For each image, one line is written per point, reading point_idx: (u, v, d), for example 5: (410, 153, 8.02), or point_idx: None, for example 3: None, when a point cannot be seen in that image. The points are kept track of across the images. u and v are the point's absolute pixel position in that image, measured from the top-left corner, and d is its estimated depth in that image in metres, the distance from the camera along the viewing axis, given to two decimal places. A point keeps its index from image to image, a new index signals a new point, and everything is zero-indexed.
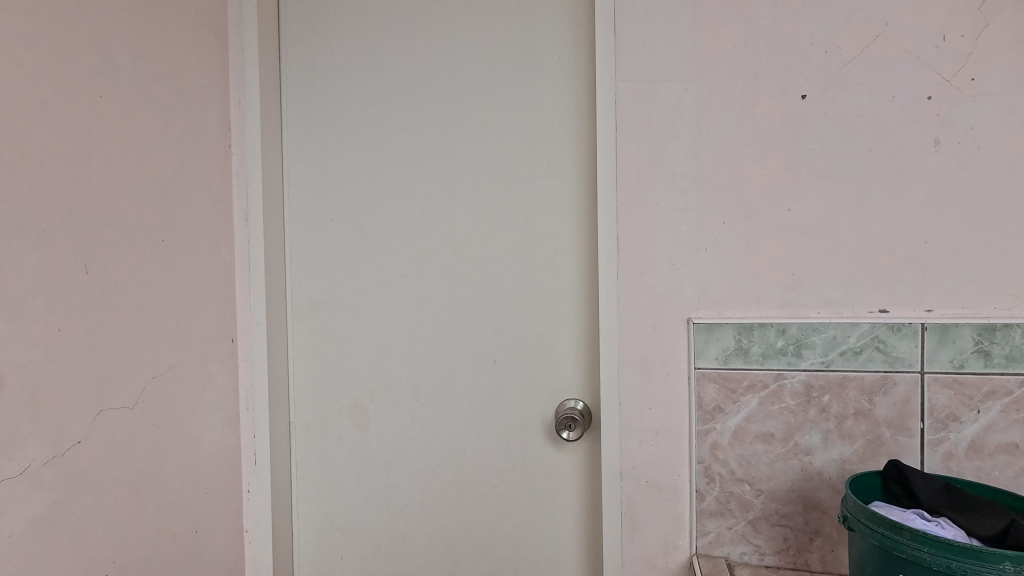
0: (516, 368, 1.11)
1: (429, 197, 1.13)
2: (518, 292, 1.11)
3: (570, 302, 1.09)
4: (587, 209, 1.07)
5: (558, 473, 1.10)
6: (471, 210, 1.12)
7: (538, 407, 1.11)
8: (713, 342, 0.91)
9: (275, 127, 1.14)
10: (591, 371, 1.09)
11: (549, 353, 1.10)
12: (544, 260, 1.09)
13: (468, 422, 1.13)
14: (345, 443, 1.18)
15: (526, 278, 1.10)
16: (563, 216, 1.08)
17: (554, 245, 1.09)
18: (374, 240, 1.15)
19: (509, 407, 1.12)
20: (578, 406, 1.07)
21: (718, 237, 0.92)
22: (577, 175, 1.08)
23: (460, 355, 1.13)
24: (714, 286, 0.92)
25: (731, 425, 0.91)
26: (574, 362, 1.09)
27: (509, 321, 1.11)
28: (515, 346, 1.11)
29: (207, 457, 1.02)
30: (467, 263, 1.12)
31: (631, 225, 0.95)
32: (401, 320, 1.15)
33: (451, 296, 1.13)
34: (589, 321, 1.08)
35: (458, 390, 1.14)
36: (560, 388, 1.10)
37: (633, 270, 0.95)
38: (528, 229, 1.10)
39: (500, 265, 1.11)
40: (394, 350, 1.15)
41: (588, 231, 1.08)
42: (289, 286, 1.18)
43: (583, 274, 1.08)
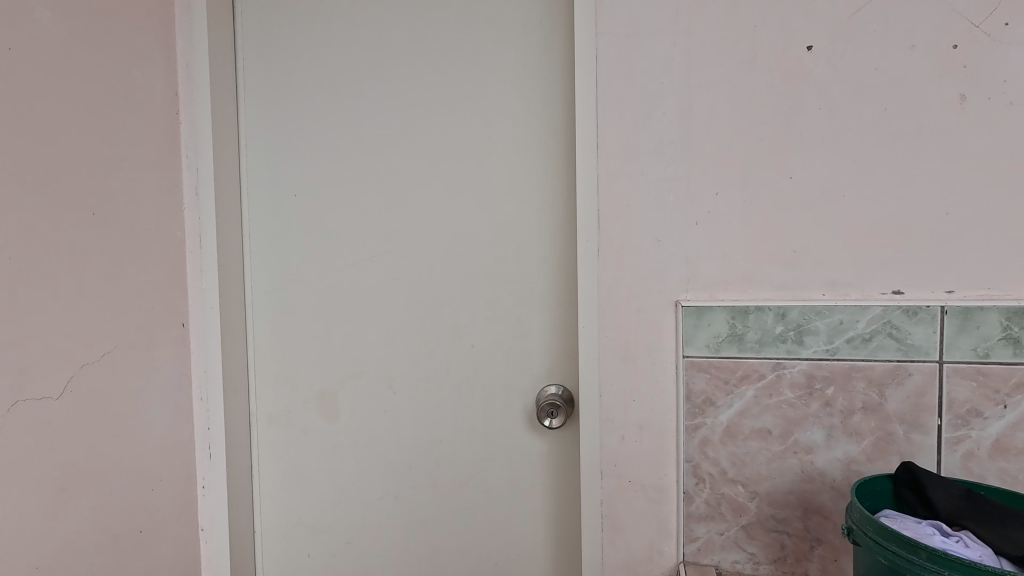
0: (491, 356, 1.02)
1: (397, 168, 1.04)
2: (493, 273, 1.01)
3: (549, 283, 0.99)
4: (568, 180, 0.97)
5: (536, 470, 1.02)
6: (442, 183, 1.02)
7: (515, 398, 1.02)
8: (704, 328, 0.81)
9: (229, 93, 1.04)
10: (572, 358, 1.00)
11: (527, 339, 1.01)
12: (521, 238, 1.00)
13: (440, 414, 1.05)
14: (309, 435, 1.09)
15: (501, 257, 1.01)
16: (542, 189, 0.99)
17: (532, 222, 0.99)
18: (337, 216, 1.06)
19: (484, 399, 1.03)
20: (556, 391, 0.99)
21: (711, 209, 0.82)
22: (557, 143, 0.98)
23: (431, 342, 1.04)
24: (706, 265, 0.82)
25: (723, 420, 0.81)
26: (554, 350, 1.00)
27: (483, 305, 1.02)
28: (490, 332, 1.02)
29: (153, 451, 0.94)
30: (438, 241, 1.03)
31: (613, 198, 0.85)
32: (368, 303, 1.06)
33: (421, 277, 1.04)
34: (571, 304, 0.99)
35: (430, 379, 1.05)
36: (538, 377, 1.01)
37: (615, 247, 0.85)
38: (504, 204, 1.00)
39: (474, 243, 1.02)
40: (361, 336, 1.07)
41: (569, 205, 0.98)
42: (248, 267, 1.09)
43: (563, 251, 0.98)
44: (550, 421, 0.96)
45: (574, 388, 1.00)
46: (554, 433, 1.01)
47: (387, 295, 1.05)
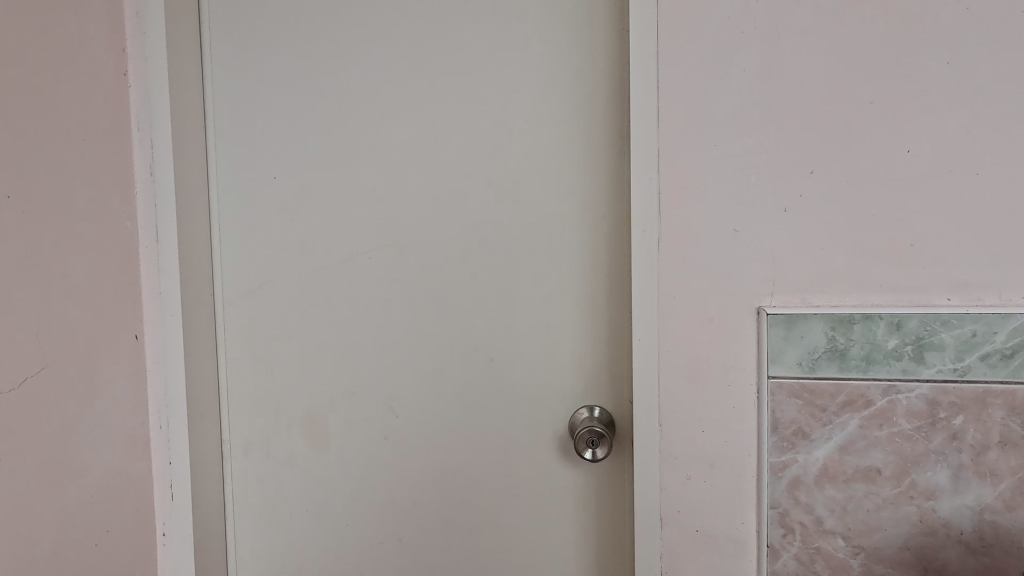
0: (515, 372, 0.85)
1: (399, 144, 0.85)
2: (517, 272, 0.84)
3: (586, 284, 0.82)
4: (609, 158, 0.80)
5: (571, 508, 0.85)
6: (455, 162, 0.84)
7: (545, 423, 0.85)
8: (795, 341, 0.65)
9: (187, 50, 0.84)
10: (613, 374, 0.83)
11: (559, 351, 0.84)
12: (552, 229, 0.82)
13: (454, 441, 0.87)
14: (292, 469, 0.90)
15: (527, 252, 0.83)
16: (576, 169, 0.81)
17: (565, 210, 0.82)
18: (325, 203, 0.87)
19: (507, 424, 0.86)
20: (593, 414, 0.82)
21: (805, 192, 0.64)
22: (596, 113, 0.80)
23: (443, 355, 0.86)
24: (795, 262, 0.65)
25: (819, 456, 0.65)
26: (591, 364, 0.83)
27: (506, 310, 0.84)
28: (514, 344, 0.85)
29: (98, 506, 0.73)
30: (451, 234, 0.85)
31: (678, 178, 0.67)
32: (363, 309, 0.88)
33: (430, 277, 0.86)
34: (612, 309, 0.82)
35: (441, 400, 0.87)
36: (573, 397, 0.84)
37: (681, 241, 0.67)
38: (531, 188, 0.82)
39: (494, 236, 0.84)
40: (356, 349, 0.88)
41: (610, 188, 0.80)
42: (217, 265, 0.90)
43: (604, 245, 0.81)
44: (592, 451, 0.79)
45: (614, 411, 0.83)
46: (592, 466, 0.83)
47: (388, 299, 0.87)
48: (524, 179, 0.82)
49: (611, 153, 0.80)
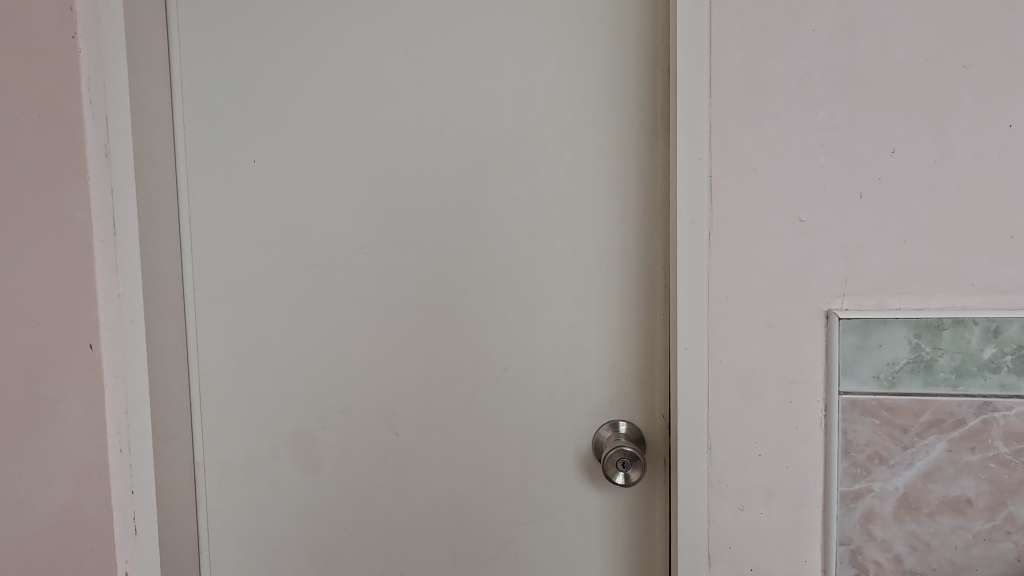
0: (532, 383, 0.74)
1: (399, 122, 0.74)
2: (535, 269, 0.73)
3: (614, 282, 0.72)
4: (640, 139, 0.70)
5: (597, 535, 0.75)
6: (464, 143, 0.73)
7: (567, 441, 0.75)
8: (872, 352, 0.55)
9: (147, 8, 0.71)
10: (643, 385, 0.73)
11: (583, 359, 0.73)
12: (575, 220, 0.72)
13: (463, 461, 0.76)
14: (275, 496, 0.79)
15: (547, 247, 0.73)
16: (603, 151, 0.71)
17: (590, 197, 0.71)
18: (314, 190, 0.76)
19: (524, 442, 0.75)
20: (618, 431, 0.72)
21: (885, 175, 0.55)
22: (627, 87, 0.70)
23: (449, 364, 0.76)
24: (871, 257, 0.55)
25: (899, 485, 0.55)
26: (619, 373, 0.73)
27: (522, 314, 0.74)
28: (532, 351, 0.74)
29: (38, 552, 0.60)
30: (459, 226, 0.74)
31: (734, 159, 0.57)
32: (358, 312, 0.76)
33: (436, 275, 0.75)
34: (643, 311, 0.72)
35: (448, 416, 0.76)
36: (598, 411, 0.74)
37: (736, 233, 0.57)
38: (550, 172, 0.72)
39: (508, 228, 0.73)
40: (350, 357, 0.77)
41: (641, 173, 0.70)
42: (186, 262, 0.78)
43: (635, 238, 0.71)
44: (624, 473, 0.68)
45: (644, 426, 0.73)
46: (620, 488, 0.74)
47: (387, 301, 0.76)
48: (543, 163, 0.72)
49: (643, 133, 0.70)
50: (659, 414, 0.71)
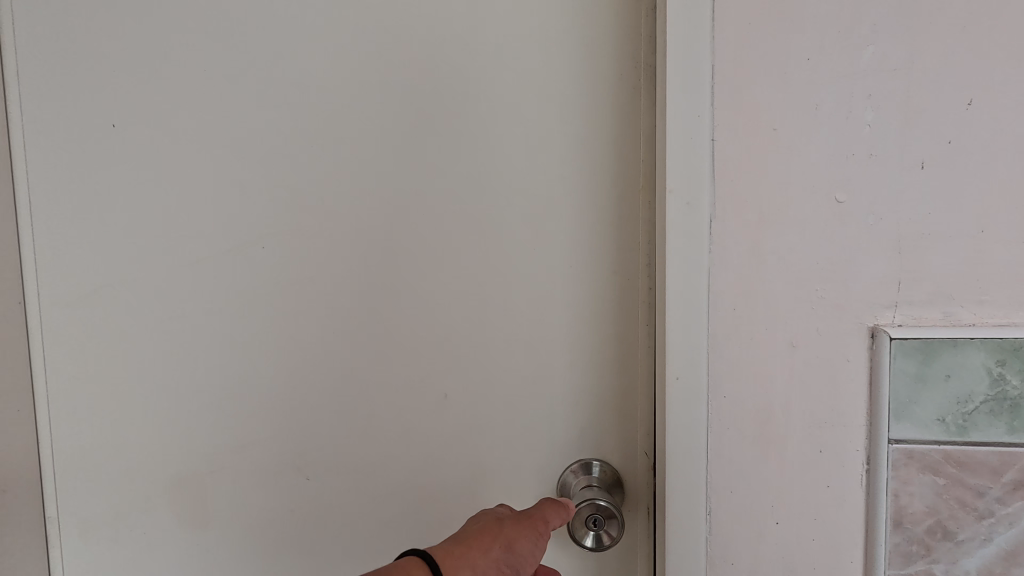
0: (481, 412, 0.58)
1: (305, 75, 0.56)
2: (484, 267, 0.57)
3: (584, 283, 0.56)
4: (618, 96, 0.54)
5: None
6: (389, 101, 0.56)
7: (526, 487, 0.59)
8: (937, 386, 0.40)
9: None
10: (621, 413, 0.57)
11: (544, 383, 0.57)
12: (534, 203, 0.55)
13: (393, 511, 0.60)
14: (156, 558, 0.62)
15: (499, 238, 0.56)
16: (570, 112, 0.54)
17: (554, 173, 0.55)
18: (193, 162, 0.58)
19: (473, 489, 0.59)
20: (591, 475, 0.57)
21: (957, 138, 0.39)
22: (599, 30, 0.53)
23: (375, 390, 0.59)
24: (937, 254, 0.39)
25: (969, 566, 0.41)
26: (591, 400, 0.57)
27: (467, 325, 0.57)
28: (481, 372, 0.58)
29: None
30: (385, 211, 0.57)
31: (746, 117, 0.41)
32: (256, 322, 0.59)
33: (356, 275, 0.58)
34: (621, 320, 0.56)
35: (373, 454, 0.59)
36: (565, 450, 0.58)
37: (749, 219, 0.41)
38: (503, 140, 0.55)
39: (449, 214, 0.56)
40: (247, 381, 0.60)
41: (620, 141, 0.54)
42: (28, 261, 0.60)
43: (610, 229, 0.55)
44: (597, 531, 0.53)
45: (622, 467, 0.57)
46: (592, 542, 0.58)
47: (293, 307, 0.59)
48: (493, 130, 0.55)
49: (622, 88, 0.53)
50: (641, 452, 0.55)
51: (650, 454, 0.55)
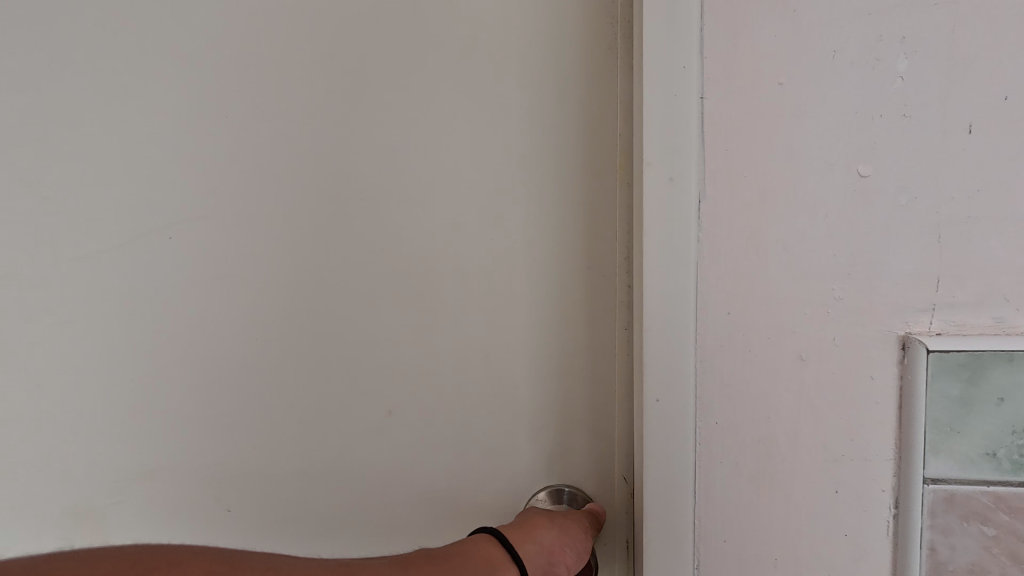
0: (434, 430, 0.50)
1: (224, 37, 0.48)
2: (433, 260, 0.48)
3: (552, 280, 0.47)
4: (591, 52, 0.45)
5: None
6: (321, 66, 0.47)
7: (486, 518, 0.50)
8: (988, 411, 0.31)
9: None
10: (597, 432, 0.48)
11: (507, 396, 0.48)
12: (492, 183, 0.47)
13: (334, 540, 0.52)
14: None
15: (451, 226, 0.47)
16: (533, 75, 0.45)
17: (516, 147, 0.46)
18: (99, 138, 0.50)
19: (425, 519, 0.51)
20: (562, 501, 0.48)
21: (1016, 94, 0.30)
22: None
23: (310, 404, 0.50)
24: (988, 242, 0.31)
25: None
26: (561, 416, 0.48)
27: (415, 328, 0.49)
28: (432, 383, 0.49)
29: None
30: (317, 193, 0.48)
31: (744, 68, 0.32)
32: (171, 324, 0.51)
33: (284, 270, 0.49)
34: (596, 323, 0.47)
35: (309, 476, 0.51)
36: (531, 476, 0.49)
37: (747, 199, 0.32)
38: (455, 110, 0.46)
39: (392, 198, 0.48)
40: (165, 392, 0.52)
41: (594, 109, 0.45)
42: None
43: (583, 215, 0.46)
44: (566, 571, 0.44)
45: (597, 494, 0.49)
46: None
47: (213, 307, 0.50)
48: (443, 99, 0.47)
49: (595, 45, 0.45)
50: (619, 476, 0.47)
51: (630, 479, 0.47)
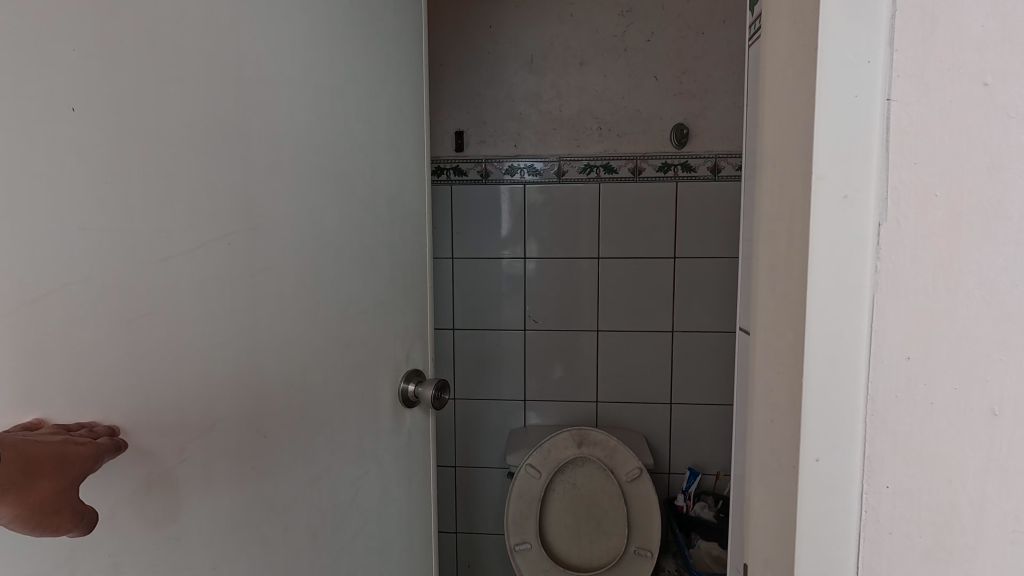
0: (353, 380, 0.62)
1: (219, 24, 0.43)
2: (329, 236, 0.57)
3: (380, 244, 0.66)
4: (391, 101, 0.67)
5: (403, 497, 0.73)
6: (280, 72, 0.50)
7: (371, 437, 0.65)
8: None
9: None
10: (397, 351, 0.70)
11: (361, 332, 0.63)
12: (374, 192, 0.64)
13: (290, 508, 0.53)
14: None
15: (341, 200, 0.58)
16: (371, 96, 0.63)
17: (368, 147, 0.63)
18: (58, 97, 0.33)
19: (338, 460, 0.60)
20: (409, 388, 0.72)
21: None
22: (384, 33, 0.65)
23: (244, 380, 0.48)
24: None
25: None
26: (387, 341, 0.68)
27: (319, 289, 0.56)
28: (337, 349, 0.59)
29: None
30: (296, 155, 0.52)
31: (954, 64, 0.26)
32: (139, 295, 0.38)
33: (273, 224, 0.50)
34: (398, 274, 0.70)
35: (266, 467, 0.50)
36: (380, 399, 0.67)
37: (936, 222, 0.27)
38: (342, 115, 0.58)
39: (311, 178, 0.54)
40: (89, 403, 0.36)
41: (391, 129, 0.68)
42: None
43: (392, 194, 0.68)
44: (441, 396, 0.74)
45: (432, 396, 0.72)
46: (411, 432, 0.74)
47: (154, 297, 0.39)
48: (335, 102, 0.57)
49: (393, 89, 0.68)
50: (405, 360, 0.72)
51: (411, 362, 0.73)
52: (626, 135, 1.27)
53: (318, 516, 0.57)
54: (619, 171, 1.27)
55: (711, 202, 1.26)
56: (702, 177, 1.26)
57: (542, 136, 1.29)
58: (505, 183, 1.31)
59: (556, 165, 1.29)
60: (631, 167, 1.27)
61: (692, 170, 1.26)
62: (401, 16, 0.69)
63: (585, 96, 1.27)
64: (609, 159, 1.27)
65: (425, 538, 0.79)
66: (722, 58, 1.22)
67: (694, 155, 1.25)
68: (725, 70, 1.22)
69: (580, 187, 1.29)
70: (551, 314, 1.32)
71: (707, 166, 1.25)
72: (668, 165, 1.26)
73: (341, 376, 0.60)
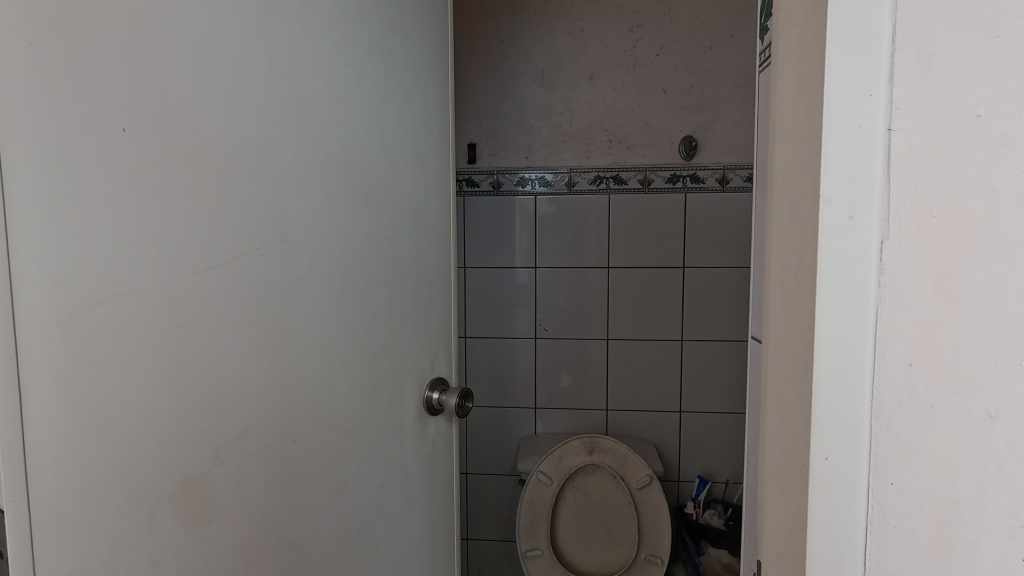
0: (380, 387, 0.65)
1: (259, 55, 0.47)
2: (358, 249, 0.60)
3: (406, 256, 0.69)
4: (418, 119, 0.71)
5: (426, 505, 0.75)
6: (315, 95, 0.53)
7: (396, 441, 0.68)
8: None
9: None
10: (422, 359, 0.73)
11: (387, 342, 0.66)
12: (399, 207, 0.67)
13: (318, 511, 0.56)
14: None
15: (369, 215, 0.62)
16: (398, 116, 0.67)
17: (396, 164, 0.66)
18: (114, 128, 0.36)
19: (365, 464, 0.62)
20: (434, 396, 0.74)
21: None
22: (411, 54, 0.69)
23: (276, 388, 0.50)
24: None
25: None
26: (412, 350, 0.71)
27: (347, 301, 0.59)
28: (364, 357, 0.62)
29: None
30: (328, 173, 0.55)
31: (948, 95, 0.29)
32: (181, 308, 0.42)
33: (307, 238, 0.53)
34: (424, 285, 0.73)
35: (295, 472, 0.53)
36: (405, 405, 0.69)
37: (934, 240, 0.29)
38: (372, 134, 0.62)
39: (342, 194, 0.57)
40: (137, 408, 0.39)
41: (419, 146, 0.71)
42: None
43: (418, 208, 0.71)
44: (465, 405, 0.77)
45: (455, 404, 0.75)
46: (435, 439, 0.76)
47: (194, 309, 0.42)
48: (365, 123, 0.61)
49: (419, 108, 0.71)
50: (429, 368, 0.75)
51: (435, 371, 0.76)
52: (635, 147, 1.30)
53: (344, 521, 0.60)
54: (629, 183, 1.30)
55: (720, 212, 1.28)
56: (711, 188, 1.28)
57: (554, 148, 1.32)
58: (517, 195, 1.34)
59: (567, 177, 1.32)
60: (642, 178, 1.29)
61: (701, 181, 1.28)
62: (426, 38, 0.73)
63: (596, 109, 1.30)
64: (620, 171, 1.30)
65: (446, 544, 0.81)
66: (730, 72, 1.25)
67: (703, 166, 1.28)
68: (732, 83, 1.25)
69: (591, 199, 1.32)
70: (563, 323, 1.35)
71: (716, 177, 1.28)
72: (677, 177, 1.29)
73: (368, 383, 0.62)
